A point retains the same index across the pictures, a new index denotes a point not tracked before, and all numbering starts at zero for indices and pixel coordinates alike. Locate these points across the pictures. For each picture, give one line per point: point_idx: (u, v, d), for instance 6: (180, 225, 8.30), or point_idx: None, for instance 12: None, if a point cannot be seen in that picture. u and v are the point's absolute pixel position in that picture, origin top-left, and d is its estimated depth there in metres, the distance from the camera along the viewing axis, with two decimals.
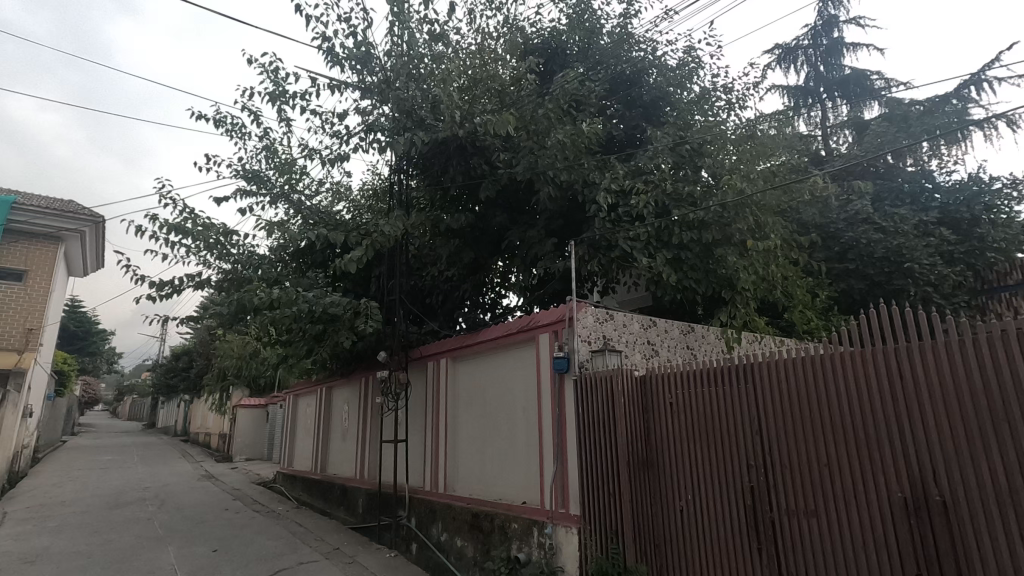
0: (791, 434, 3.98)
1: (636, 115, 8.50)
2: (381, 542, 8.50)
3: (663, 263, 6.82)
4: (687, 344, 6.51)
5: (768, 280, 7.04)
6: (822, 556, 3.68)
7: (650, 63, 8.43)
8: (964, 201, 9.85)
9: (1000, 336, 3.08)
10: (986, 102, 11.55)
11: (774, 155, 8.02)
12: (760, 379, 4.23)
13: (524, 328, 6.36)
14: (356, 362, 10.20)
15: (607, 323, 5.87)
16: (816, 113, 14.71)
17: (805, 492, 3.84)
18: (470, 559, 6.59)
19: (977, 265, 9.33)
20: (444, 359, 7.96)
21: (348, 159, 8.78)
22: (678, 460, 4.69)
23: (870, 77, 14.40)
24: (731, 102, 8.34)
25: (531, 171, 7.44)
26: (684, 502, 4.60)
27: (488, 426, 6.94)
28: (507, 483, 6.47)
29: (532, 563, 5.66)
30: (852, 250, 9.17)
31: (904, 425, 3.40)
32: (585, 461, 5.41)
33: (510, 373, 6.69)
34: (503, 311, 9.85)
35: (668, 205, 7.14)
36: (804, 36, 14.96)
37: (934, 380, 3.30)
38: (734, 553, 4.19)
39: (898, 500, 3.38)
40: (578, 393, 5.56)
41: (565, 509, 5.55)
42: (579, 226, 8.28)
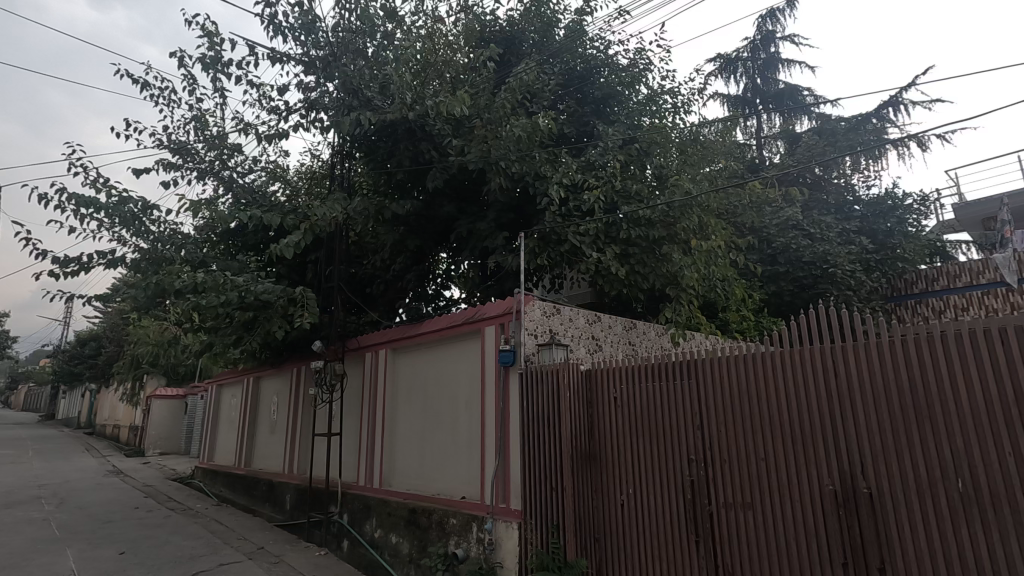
0: (730, 429, 4.07)
1: (586, 111, 8.50)
2: (310, 540, 8.11)
3: (611, 258, 6.91)
4: (630, 339, 6.60)
5: (708, 279, 7.28)
6: (756, 548, 3.80)
7: (602, 62, 8.52)
8: (880, 213, 10.64)
9: (925, 337, 3.25)
10: (901, 123, 12.53)
11: (716, 160, 8.32)
12: (701, 376, 4.29)
13: (469, 319, 6.22)
14: (288, 351, 9.69)
15: (553, 317, 5.83)
16: (751, 122, 15.41)
17: (742, 485, 3.94)
18: (406, 556, 6.41)
19: (890, 273, 10.05)
20: (384, 349, 7.68)
21: (287, 137, 8.29)
22: (621, 455, 4.73)
23: (801, 92, 15.23)
24: (677, 106, 8.51)
25: (483, 160, 7.30)
26: (625, 496, 4.64)
27: (429, 418, 6.75)
28: (447, 478, 6.33)
29: (470, 559, 5.58)
30: (783, 255, 9.69)
31: (837, 421, 3.54)
32: (527, 455, 5.37)
33: (453, 366, 6.53)
34: (446, 305, 9.68)
35: (617, 202, 7.22)
36: (744, 48, 15.63)
37: (866, 378, 3.44)
38: (673, 547, 4.26)
39: (828, 494, 3.52)
40: (523, 387, 5.49)
41: (505, 504, 5.50)
42: (528, 218, 8.23)
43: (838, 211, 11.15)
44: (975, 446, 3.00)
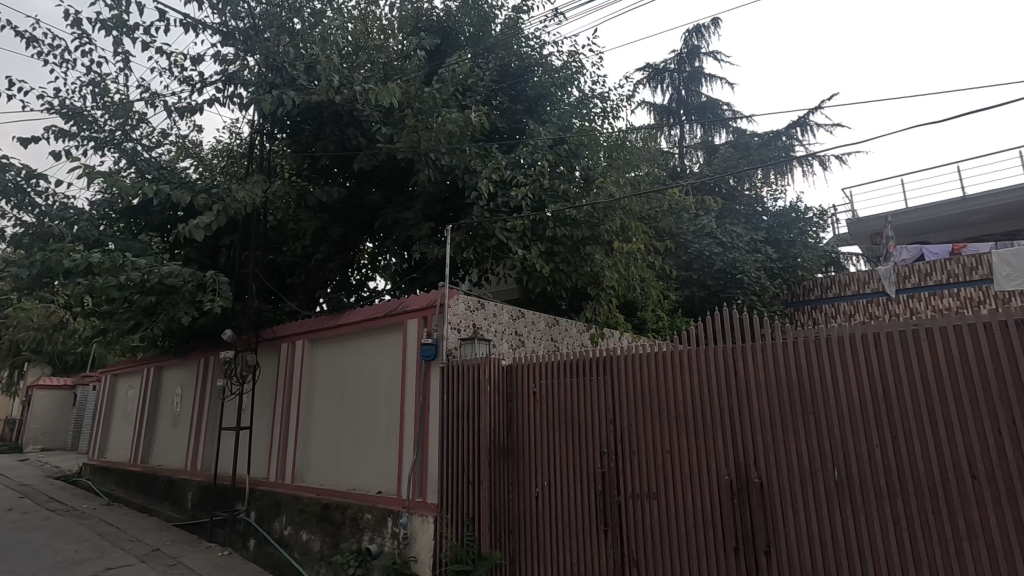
0: (641, 423, 4.26)
1: (519, 109, 8.56)
2: (212, 540, 7.67)
3: (536, 255, 7.03)
4: (552, 336, 6.74)
5: (627, 279, 7.57)
6: (660, 535, 4.01)
7: (536, 61, 8.58)
8: (784, 225, 11.51)
9: (813, 341, 3.56)
10: (806, 142, 13.58)
11: (640, 166, 8.66)
12: (615, 372, 4.47)
13: (392, 312, 6.11)
14: (195, 340, 9.10)
15: (477, 312, 5.84)
16: (675, 131, 16.13)
17: (650, 477, 4.14)
18: (316, 554, 6.22)
19: (790, 280, 10.92)
20: (301, 340, 7.38)
21: (201, 112, 7.75)
22: (538, 448, 4.83)
23: (721, 106, 16.12)
24: (606, 111, 8.72)
25: (411, 151, 7.19)
26: (539, 488, 4.75)
27: (347, 411, 6.57)
28: (363, 472, 6.19)
29: (383, 555, 5.50)
30: (697, 260, 10.21)
31: (736, 416, 3.80)
32: (445, 449, 5.36)
33: (373, 359, 6.38)
34: (370, 295, 9.44)
35: (544, 200, 7.32)
36: (671, 60, 16.33)
37: (762, 377, 3.72)
38: (582, 536, 4.42)
39: (725, 484, 3.77)
40: (443, 381, 5.48)
41: (422, 498, 5.46)
42: (456, 212, 8.20)
43: (749, 220, 11.91)
44: (850, 439, 3.34)
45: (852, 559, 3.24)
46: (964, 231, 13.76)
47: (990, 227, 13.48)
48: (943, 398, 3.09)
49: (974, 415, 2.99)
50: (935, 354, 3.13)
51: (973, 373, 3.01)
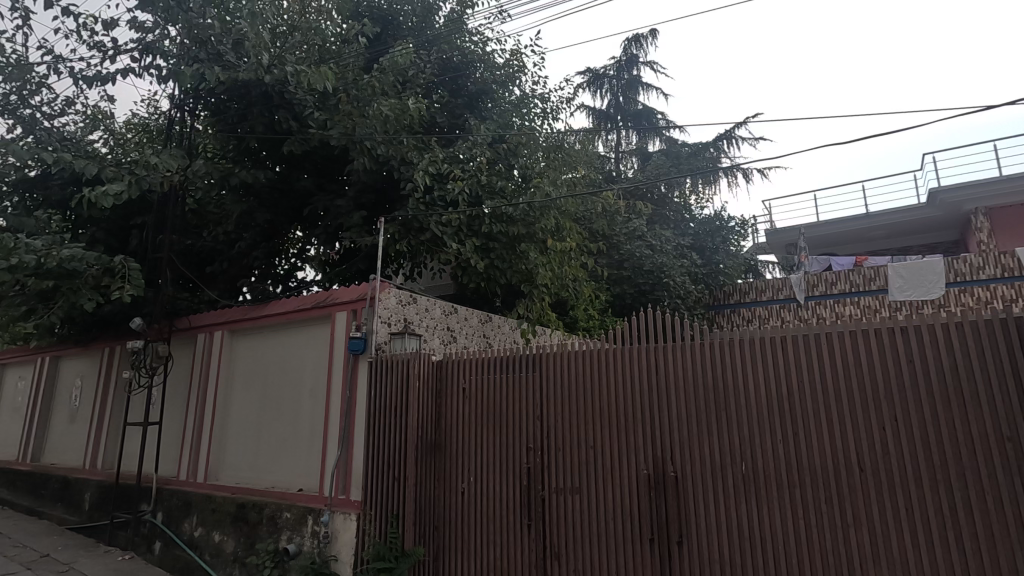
0: (568, 419, 4.35)
1: (459, 104, 8.50)
2: (112, 543, 7.12)
3: (471, 250, 7.08)
4: (484, 333, 6.75)
5: (560, 278, 7.68)
6: (581, 527, 4.12)
7: (478, 56, 8.50)
8: (709, 233, 12.17)
9: (729, 342, 3.77)
10: (731, 155, 14.35)
11: (576, 168, 8.80)
12: (545, 369, 4.54)
13: (319, 304, 5.90)
14: (98, 328, 8.41)
15: (409, 306, 5.76)
16: (612, 136, 16.56)
17: (573, 471, 4.24)
18: (229, 555, 5.93)
19: (712, 285, 11.54)
20: (220, 330, 6.99)
21: (113, 81, 7.15)
22: (465, 444, 4.83)
23: (655, 115, 16.71)
24: (546, 111, 8.80)
25: (346, 138, 7.01)
26: (466, 484, 4.76)
27: (268, 406, 6.29)
28: (283, 470, 5.95)
29: (302, 554, 5.32)
30: (628, 261, 10.52)
31: (656, 413, 3.97)
32: (371, 445, 5.25)
33: (298, 352, 6.14)
34: (297, 285, 9.07)
35: (481, 196, 7.31)
36: (611, 67, 16.78)
37: (680, 376, 3.91)
38: (506, 531, 4.46)
39: (643, 478, 3.93)
40: (372, 376, 5.36)
41: (345, 495, 5.33)
42: (391, 204, 8.07)
43: (677, 226, 12.42)
44: (757, 436, 3.57)
45: (756, 547, 3.46)
46: (867, 245, 15.01)
47: (888, 243, 14.81)
48: (840, 398, 3.36)
49: (865, 412, 3.28)
50: (835, 356, 3.40)
51: (865, 374, 3.30)
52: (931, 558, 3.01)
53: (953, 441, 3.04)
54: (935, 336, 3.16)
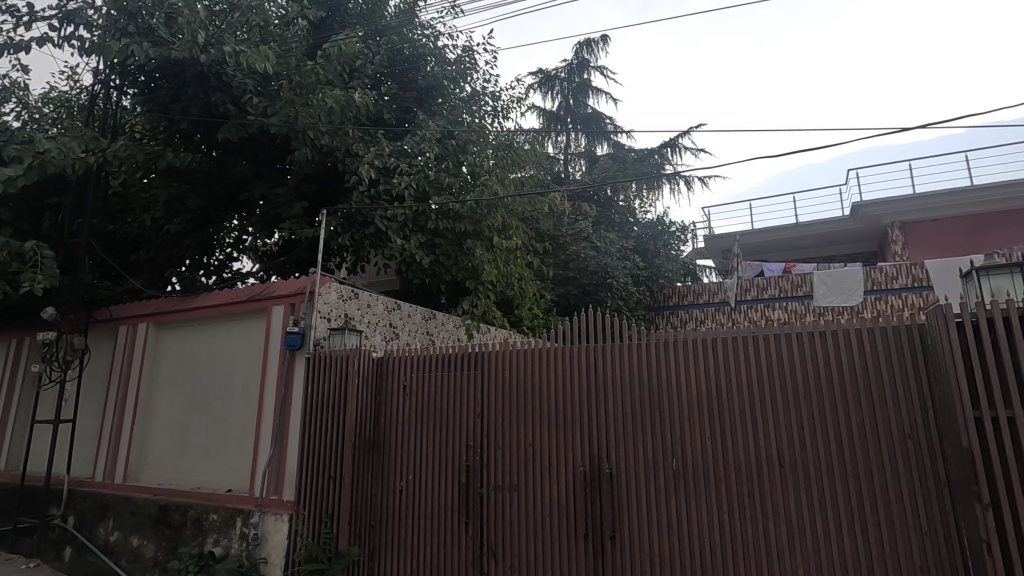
0: (508, 417, 4.38)
1: (408, 97, 8.36)
2: (15, 551, 6.58)
3: (417, 246, 7.03)
4: (428, 330, 6.68)
5: (506, 277, 7.69)
6: (518, 524, 4.16)
7: (429, 50, 8.39)
8: (651, 237, 12.62)
9: (664, 344, 3.91)
10: (675, 162, 14.83)
11: (525, 168, 8.83)
12: (486, 367, 4.55)
13: (255, 297, 5.66)
14: (5, 318, 7.73)
15: (350, 302, 5.62)
16: (561, 138, 16.77)
17: (512, 469, 4.28)
18: (149, 561, 5.60)
19: (653, 288, 11.92)
20: (145, 322, 6.58)
21: (27, 50, 6.58)
22: (404, 442, 4.78)
23: (604, 120, 17.03)
24: (497, 110, 8.79)
25: (288, 126, 6.75)
26: (404, 482, 4.70)
27: (196, 403, 5.98)
28: (212, 469, 5.68)
29: (229, 558, 5.10)
30: (573, 262, 10.67)
31: (594, 412, 4.05)
32: (306, 443, 5.10)
33: (230, 346, 5.87)
34: (231, 276, 8.68)
35: (428, 191, 7.21)
36: (562, 69, 16.96)
37: (618, 375, 4.02)
38: (444, 529, 4.44)
39: (580, 475, 4.01)
40: (309, 372, 5.21)
41: (277, 496, 5.15)
42: (334, 196, 7.86)
43: (622, 229, 12.73)
44: (689, 433, 3.71)
45: (685, 539, 3.60)
46: (796, 253, 15.89)
47: (815, 252, 15.74)
48: (765, 398, 3.55)
49: (786, 411, 3.48)
50: (761, 358, 3.59)
51: (788, 375, 3.50)
52: (842, 546, 3.23)
53: (864, 439, 3.28)
54: (851, 341, 3.39)
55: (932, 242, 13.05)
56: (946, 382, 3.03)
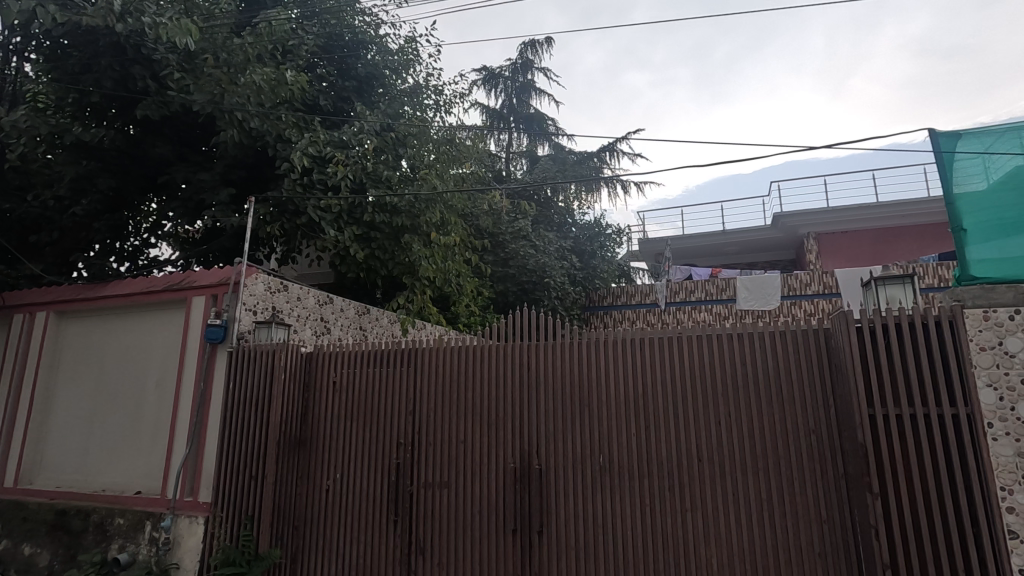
0: (441, 414, 4.36)
1: (347, 86, 8.13)
2: None
3: (351, 239, 6.88)
4: (361, 325, 6.52)
5: (443, 273, 7.62)
6: (447, 521, 4.15)
7: (370, 38, 8.16)
8: (588, 238, 12.95)
9: (596, 343, 4.01)
10: (613, 166, 15.23)
11: (466, 164, 8.74)
12: (420, 364, 4.50)
13: (173, 286, 5.31)
14: None
15: (278, 294, 5.38)
16: (503, 136, 16.81)
17: (443, 466, 4.26)
18: (43, 570, 5.16)
19: (589, 288, 12.23)
20: (46, 311, 6.04)
21: None
22: (332, 440, 4.65)
23: (546, 121, 17.20)
24: (439, 104, 8.67)
25: (214, 107, 6.39)
26: (331, 481, 4.57)
27: (104, 399, 5.55)
28: (118, 470, 5.29)
29: (136, 563, 4.79)
30: (512, 260, 10.76)
31: (526, 409, 4.10)
32: (226, 442, 4.84)
33: (144, 339, 5.48)
34: (148, 264, 8.11)
35: (365, 183, 7.05)
36: (506, 68, 17.01)
37: (550, 373, 4.09)
38: (371, 528, 4.36)
39: (510, 471, 4.05)
40: (231, 367, 4.95)
41: (192, 497, 4.87)
42: (263, 183, 7.55)
43: (560, 229, 12.97)
44: (615, 430, 3.84)
45: (609, 533, 3.72)
46: (722, 259, 16.76)
47: (739, 258, 16.64)
48: (688, 396, 3.72)
49: (706, 410, 3.67)
50: (686, 358, 3.76)
51: (710, 375, 3.69)
52: (752, 535, 3.44)
53: (774, 435, 3.51)
54: (767, 343, 3.61)
55: (842, 252, 14.20)
56: (847, 383, 3.30)
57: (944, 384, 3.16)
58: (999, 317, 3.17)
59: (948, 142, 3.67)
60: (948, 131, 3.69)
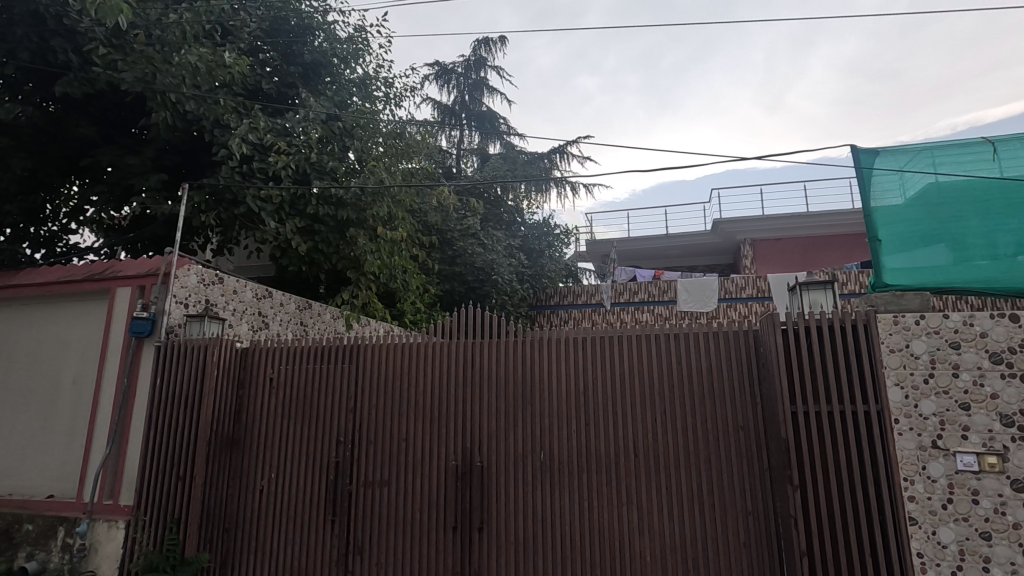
0: (382, 412, 4.30)
1: (291, 72, 7.87)
2: None
3: (293, 231, 6.66)
4: (302, 320, 6.33)
5: (389, 268, 7.50)
6: (387, 519, 4.10)
7: (318, 24, 7.90)
8: (537, 237, 13.14)
9: (540, 342, 4.07)
10: (563, 168, 15.45)
11: (416, 159, 8.55)
12: (362, 360, 4.42)
13: (95, 276, 4.97)
14: None
15: (212, 287, 5.13)
16: (454, 133, 16.72)
17: (383, 464, 4.20)
18: None
19: (536, 287, 12.38)
20: None
21: None
22: (267, 438, 4.49)
23: (498, 119, 17.20)
24: (389, 96, 8.52)
25: (144, 86, 6.02)
26: (265, 481, 4.42)
27: (14, 396, 5.15)
28: (28, 472, 4.91)
29: (47, 572, 4.48)
30: (460, 257, 10.75)
31: (469, 406, 4.11)
32: (151, 442, 4.59)
33: (60, 332, 5.10)
34: (67, 251, 7.57)
35: (309, 174, 6.84)
36: (459, 64, 16.92)
37: (494, 370, 4.11)
38: (307, 529, 4.25)
39: (452, 469, 4.05)
40: (158, 363, 4.69)
41: (112, 500, 4.59)
42: (198, 169, 7.29)
43: (509, 228, 13.04)
44: (556, 427, 3.91)
45: (549, 528, 3.78)
46: (665, 261, 17.35)
47: (680, 261, 17.28)
48: (627, 394, 3.84)
49: (643, 408, 3.80)
50: (626, 357, 3.88)
51: (648, 374, 3.82)
52: (683, 527, 3.59)
53: (706, 432, 3.67)
54: (702, 343, 3.77)
55: (775, 258, 14.97)
56: (772, 382, 3.50)
57: (858, 383, 3.40)
58: (906, 321, 3.44)
59: (868, 158, 3.98)
60: (868, 148, 3.99)
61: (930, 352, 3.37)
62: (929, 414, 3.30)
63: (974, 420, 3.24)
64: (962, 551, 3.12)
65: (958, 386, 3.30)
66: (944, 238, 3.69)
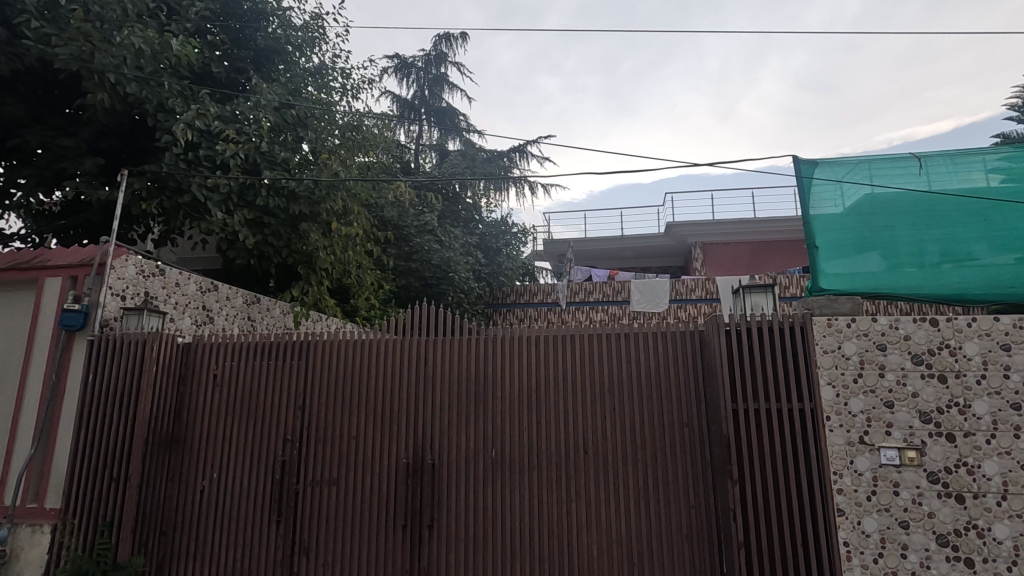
0: (331, 409, 4.22)
1: (242, 57, 7.59)
2: None
3: (241, 222, 6.43)
4: (249, 315, 6.12)
5: (342, 263, 7.34)
6: (334, 519, 4.03)
7: (271, 9, 7.64)
8: (495, 235, 13.13)
9: (494, 340, 4.09)
10: (522, 167, 15.52)
11: (372, 153, 8.43)
12: (312, 356, 4.32)
13: (21, 265, 4.66)
14: None
15: (152, 278, 4.89)
16: (413, 128, 16.51)
17: (332, 462, 4.13)
18: None
19: (493, 285, 12.40)
20: None
21: None
22: (210, 436, 4.34)
23: (458, 116, 17.10)
24: (346, 88, 8.34)
25: (80, 64, 5.68)
26: (206, 481, 4.27)
27: None
28: None
29: None
30: (416, 254, 10.65)
31: (421, 404, 4.09)
32: (82, 442, 4.34)
33: None
34: None
35: (259, 164, 6.62)
36: (419, 59, 16.71)
37: (448, 368, 4.10)
38: (250, 529, 4.13)
39: (402, 466, 4.02)
40: (92, 358, 4.45)
41: (37, 504, 4.32)
42: (139, 154, 6.93)
43: (467, 225, 13.01)
44: (508, 424, 3.94)
45: (498, 525, 3.81)
46: (620, 262, 17.70)
47: (635, 262, 17.66)
48: (578, 392, 3.91)
49: (592, 405, 3.88)
50: (578, 356, 3.95)
51: (598, 373, 3.90)
52: (629, 522, 3.69)
53: (652, 429, 3.78)
54: (651, 343, 3.88)
55: (724, 262, 15.51)
56: (716, 381, 3.64)
57: (794, 383, 3.58)
58: (839, 324, 3.65)
59: (808, 169, 4.17)
60: (809, 159, 4.19)
61: (859, 353, 3.58)
62: (858, 411, 3.51)
63: (896, 417, 3.48)
64: (882, 539, 3.35)
65: (883, 386, 3.52)
66: (875, 246, 3.93)
